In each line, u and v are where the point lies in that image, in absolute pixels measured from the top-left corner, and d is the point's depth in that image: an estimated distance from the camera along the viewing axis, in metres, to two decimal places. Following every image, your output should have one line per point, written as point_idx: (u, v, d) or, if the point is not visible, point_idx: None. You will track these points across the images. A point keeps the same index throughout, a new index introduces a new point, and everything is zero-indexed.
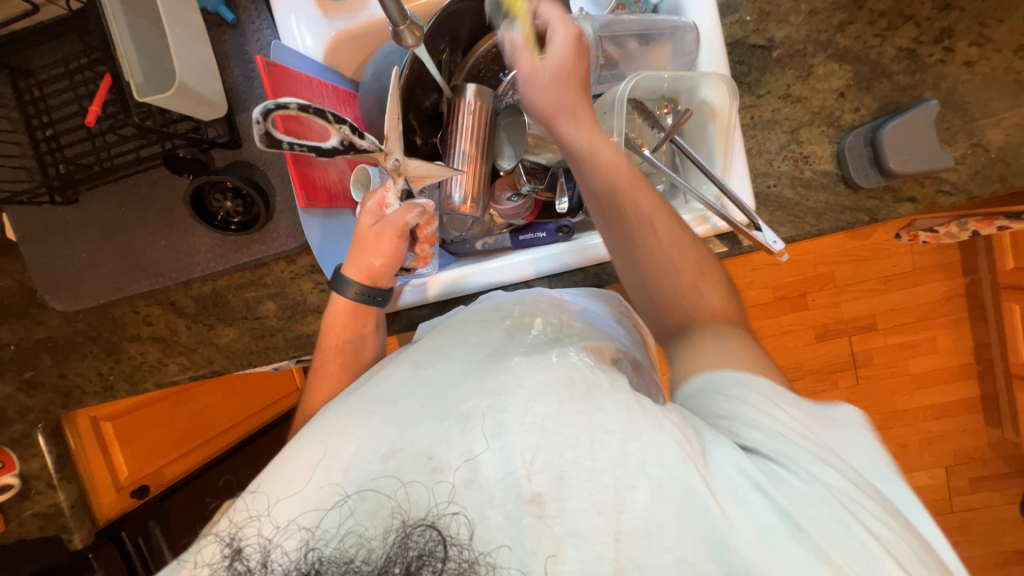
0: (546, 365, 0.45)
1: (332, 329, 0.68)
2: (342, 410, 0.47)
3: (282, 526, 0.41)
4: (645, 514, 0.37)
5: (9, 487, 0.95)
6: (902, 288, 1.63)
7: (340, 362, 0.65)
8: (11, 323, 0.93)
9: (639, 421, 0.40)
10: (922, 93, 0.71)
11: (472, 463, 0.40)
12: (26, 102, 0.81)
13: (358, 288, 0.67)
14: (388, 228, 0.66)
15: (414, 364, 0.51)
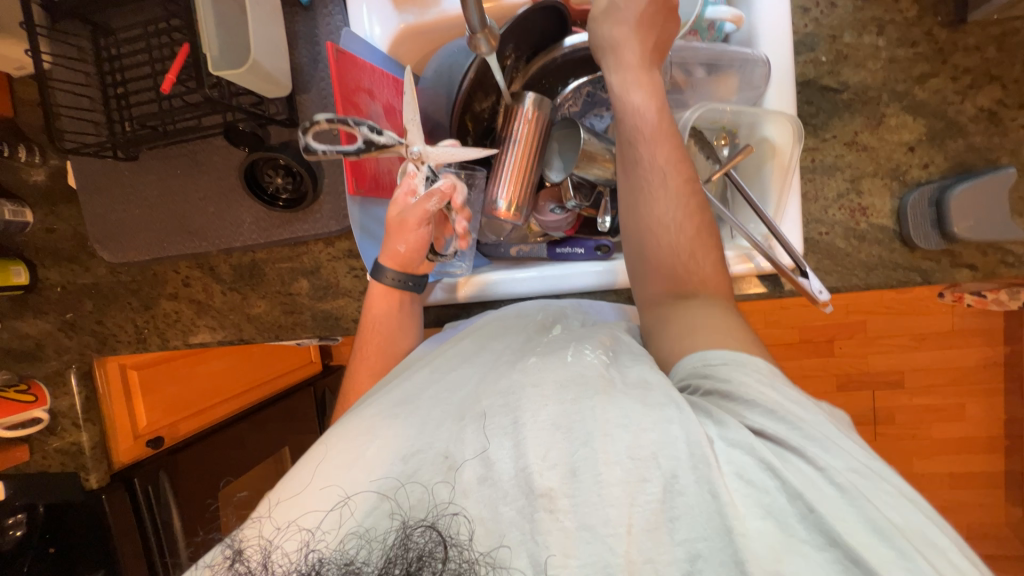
0: (559, 365, 0.53)
1: (371, 310, 0.74)
2: (366, 413, 0.54)
3: (283, 529, 0.46)
4: (654, 506, 0.42)
5: (38, 420, 0.99)
6: (937, 349, 1.57)
7: (376, 345, 0.72)
8: (62, 265, 0.97)
9: (648, 416, 0.45)
10: (999, 158, 0.68)
11: (485, 461, 0.46)
12: (103, 59, 0.85)
13: (393, 274, 0.72)
14: (409, 218, 0.69)
15: (433, 370, 0.60)
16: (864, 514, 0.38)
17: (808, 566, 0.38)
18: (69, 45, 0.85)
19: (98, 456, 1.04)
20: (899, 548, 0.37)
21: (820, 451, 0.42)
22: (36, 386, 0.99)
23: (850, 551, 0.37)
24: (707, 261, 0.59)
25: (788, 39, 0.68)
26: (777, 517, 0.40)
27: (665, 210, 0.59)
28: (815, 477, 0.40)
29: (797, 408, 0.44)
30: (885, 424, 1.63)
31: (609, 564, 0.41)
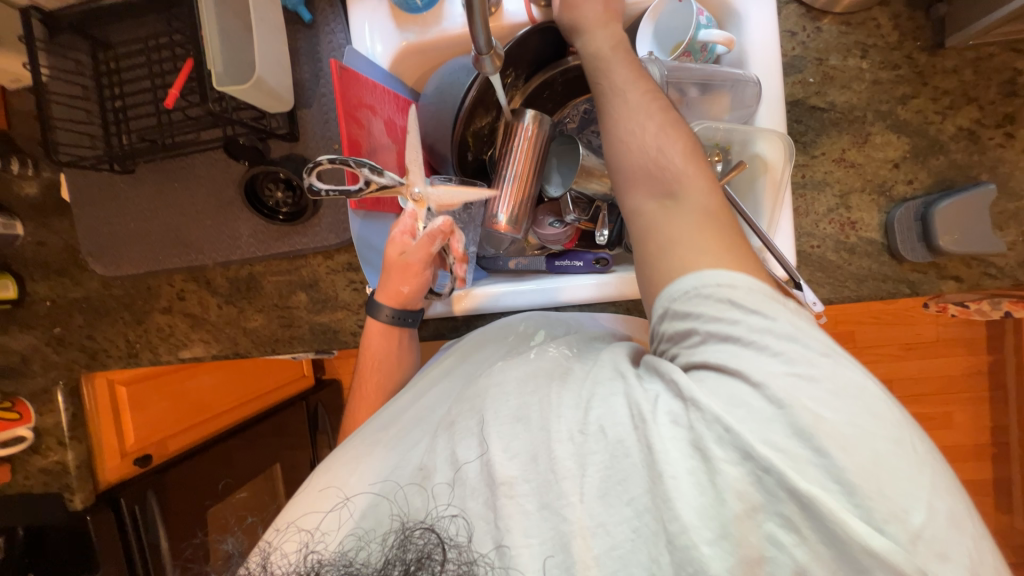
0: (525, 361, 0.55)
1: (369, 340, 0.74)
2: (354, 438, 0.56)
3: (283, 531, 0.49)
4: (606, 472, 0.43)
5: (23, 439, 0.97)
6: (924, 358, 1.60)
7: (375, 368, 0.73)
8: (52, 279, 0.95)
9: (601, 391, 0.47)
10: (979, 174, 0.71)
11: (453, 460, 0.47)
12: (102, 73, 0.85)
13: (390, 311, 0.73)
14: (410, 262, 0.70)
15: (414, 395, 0.63)
16: (809, 443, 0.39)
17: (730, 488, 0.40)
18: (66, 58, 0.85)
19: (83, 473, 1.01)
20: (829, 467, 0.38)
21: (773, 368, 0.41)
22: (21, 404, 0.97)
23: (773, 472, 0.38)
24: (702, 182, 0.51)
25: (776, 61, 0.72)
26: (702, 453, 0.41)
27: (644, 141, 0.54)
28: (758, 407, 0.40)
29: (777, 340, 0.42)
30: None
31: (564, 534, 0.43)
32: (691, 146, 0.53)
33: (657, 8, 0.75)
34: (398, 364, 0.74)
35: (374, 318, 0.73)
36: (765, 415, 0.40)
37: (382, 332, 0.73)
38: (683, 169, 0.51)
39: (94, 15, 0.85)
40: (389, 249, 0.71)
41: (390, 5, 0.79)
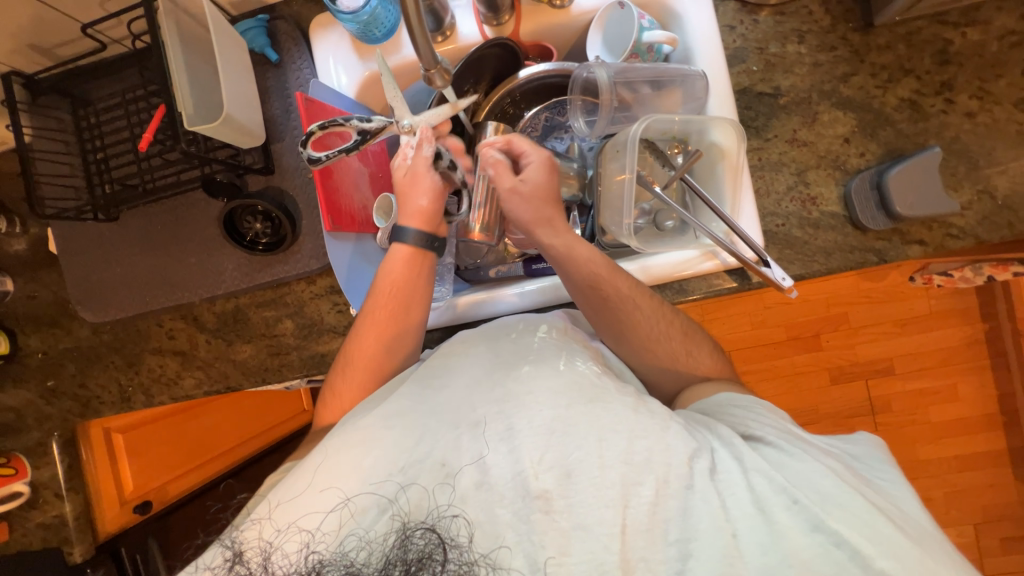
0: (555, 372, 0.54)
1: (388, 274, 0.70)
2: (361, 422, 0.52)
3: (283, 530, 0.47)
4: (649, 507, 0.45)
5: (19, 495, 0.96)
6: (918, 332, 1.60)
7: (389, 309, 0.69)
8: (43, 331, 0.96)
9: (644, 423, 0.49)
10: (926, 141, 0.74)
11: (481, 467, 0.48)
12: (83, 128, 0.88)
13: (420, 233, 0.71)
14: (421, 170, 0.71)
15: (428, 386, 0.56)
16: (844, 496, 0.45)
17: (790, 547, 0.44)
18: (47, 117, 0.89)
19: (82, 527, 1.00)
20: (883, 532, 0.43)
21: (814, 455, 0.50)
22: (18, 460, 0.97)
23: (833, 534, 0.43)
24: (703, 351, 0.67)
25: (720, 53, 0.75)
26: (764, 511, 0.45)
27: (650, 324, 0.65)
28: (809, 475, 0.47)
29: (806, 437, 0.53)
30: (884, 413, 1.62)
31: (603, 561, 0.44)
32: (610, 265, 0.66)
33: (603, 18, 0.80)
34: (409, 305, 0.69)
35: (397, 242, 0.71)
36: (806, 475, 0.47)
37: (403, 262, 0.70)
38: (631, 295, 0.65)
39: (74, 75, 0.89)
40: (401, 177, 0.73)
41: (352, 38, 0.83)
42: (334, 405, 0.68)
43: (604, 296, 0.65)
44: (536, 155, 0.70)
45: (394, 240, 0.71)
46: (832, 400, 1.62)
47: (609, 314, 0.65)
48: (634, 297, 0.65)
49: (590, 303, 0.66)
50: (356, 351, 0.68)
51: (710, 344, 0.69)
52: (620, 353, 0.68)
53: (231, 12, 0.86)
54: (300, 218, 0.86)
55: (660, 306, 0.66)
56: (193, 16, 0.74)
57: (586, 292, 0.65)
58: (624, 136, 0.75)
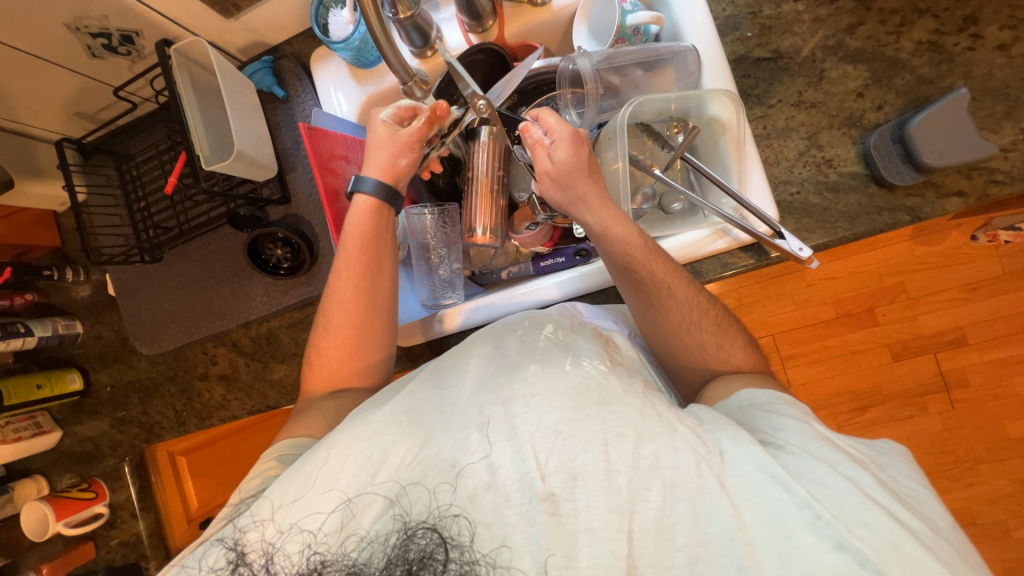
0: (561, 375, 0.51)
1: (355, 227, 0.74)
2: (371, 419, 0.52)
3: (284, 531, 0.48)
4: (657, 515, 0.45)
5: (99, 516, 1.07)
6: (990, 296, 1.44)
7: (362, 265, 0.73)
8: (109, 366, 1.07)
9: (652, 427, 0.48)
10: (952, 83, 0.68)
11: (490, 466, 0.47)
12: (127, 181, 0.98)
13: (380, 184, 0.74)
14: (409, 139, 0.74)
15: (438, 382, 0.56)
16: (870, 515, 0.43)
17: (813, 562, 0.42)
18: (98, 175, 0.99)
19: (155, 543, 1.11)
20: (906, 553, 0.42)
21: (842, 467, 0.47)
22: (97, 483, 1.09)
23: (859, 553, 0.41)
24: (737, 347, 0.64)
25: (709, 26, 0.72)
26: (786, 526, 0.43)
27: (681, 311, 0.65)
28: (836, 490, 0.44)
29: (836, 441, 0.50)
30: (960, 389, 1.47)
31: (611, 565, 0.44)
32: (647, 242, 0.65)
33: (585, 8, 0.79)
34: (379, 257, 0.74)
35: (360, 192, 0.74)
36: (838, 489, 0.44)
37: (366, 214, 0.74)
38: (664, 276, 0.65)
39: (115, 135, 0.99)
40: (384, 127, 0.75)
41: (348, 65, 0.87)
42: (323, 364, 0.72)
43: (638, 277, 0.65)
44: (560, 127, 0.67)
45: (356, 190, 0.75)
46: (896, 378, 1.48)
47: (644, 297, 0.66)
48: (668, 279, 0.65)
49: (623, 282, 0.67)
50: (338, 306, 0.72)
51: (743, 338, 0.65)
52: (649, 336, 0.68)
53: (240, 58, 0.93)
54: (318, 241, 0.91)
55: (693, 292, 0.65)
56: (203, 67, 0.82)
57: (621, 271, 0.66)
58: (614, 123, 0.73)
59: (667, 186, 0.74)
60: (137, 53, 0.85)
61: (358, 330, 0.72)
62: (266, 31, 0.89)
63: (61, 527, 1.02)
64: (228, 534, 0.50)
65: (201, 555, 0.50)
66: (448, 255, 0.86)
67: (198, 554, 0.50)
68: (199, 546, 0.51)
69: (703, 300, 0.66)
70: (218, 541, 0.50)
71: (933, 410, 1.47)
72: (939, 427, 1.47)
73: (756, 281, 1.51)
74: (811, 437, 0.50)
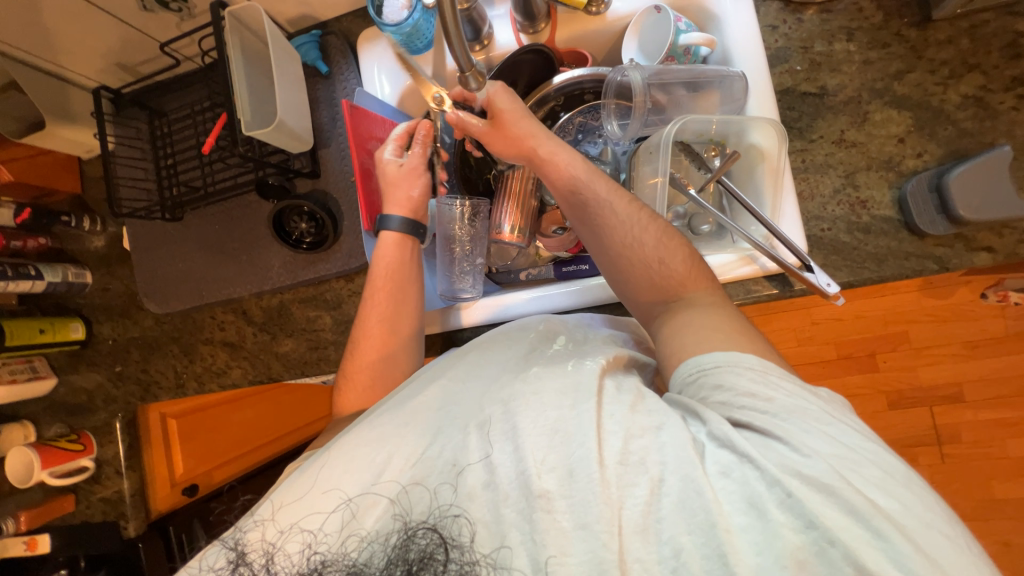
0: (562, 373, 0.52)
1: (382, 261, 0.76)
2: (375, 421, 0.52)
3: (284, 531, 0.48)
4: (643, 506, 0.43)
5: (84, 469, 1.05)
6: (993, 355, 1.45)
7: (388, 290, 0.75)
8: (114, 320, 1.06)
9: (641, 421, 0.47)
10: (993, 140, 0.68)
11: (489, 466, 0.47)
12: (157, 136, 0.98)
13: (403, 220, 0.78)
14: (417, 168, 0.80)
15: (447, 380, 0.55)
16: (844, 503, 0.40)
17: (784, 545, 0.40)
18: (129, 127, 0.99)
19: (138, 502, 1.07)
20: (875, 531, 0.39)
21: (805, 437, 0.43)
22: (85, 436, 1.06)
23: (827, 531, 0.39)
24: (679, 258, 0.61)
25: (761, 55, 0.73)
26: (760, 509, 0.41)
27: (625, 228, 0.63)
28: (799, 463, 0.42)
29: (788, 403, 0.46)
30: (952, 444, 1.47)
31: (603, 559, 0.42)
32: (591, 170, 0.67)
33: (639, 22, 0.80)
34: (404, 283, 0.76)
35: (386, 229, 0.77)
36: (799, 471, 0.41)
37: (395, 246, 0.77)
38: (613, 207, 0.64)
39: (152, 90, 0.99)
40: (391, 163, 0.79)
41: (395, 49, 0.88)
42: (350, 386, 0.71)
43: (586, 205, 0.66)
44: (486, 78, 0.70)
45: (381, 227, 0.77)
46: (890, 426, 1.49)
47: (593, 231, 0.66)
48: (617, 210, 0.64)
49: (573, 212, 0.68)
50: (363, 334, 0.74)
51: (686, 250, 0.62)
52: (603, 266, 0.66)
53: (288, 29, 0.94)
54: (342, 220, 0.91)
55: (640, 218, 0.63)
56: (253, 32, 0.82)
57: (567, 198, 0.68)
58: (657, 138, 0.74)
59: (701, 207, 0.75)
60: (187, 11, 0.85)
61: (384, 352, 0.73)
62: (318, 6, 0.89)
63: (45, 476, 1.01)
64: (229, 536, 0.50)
65: (204, 556, 0.50)
66: (473, 250, 0.86)
67: (199, 556, 0.50)
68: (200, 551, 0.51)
69: (654, 229, 0.63)
70: (220, 542, 0.50)
71: (923, 462, 1.48)
72: (927, 480, 1.47)
73: (763, 313, 1.51)
74: (770, 411, 0.46)
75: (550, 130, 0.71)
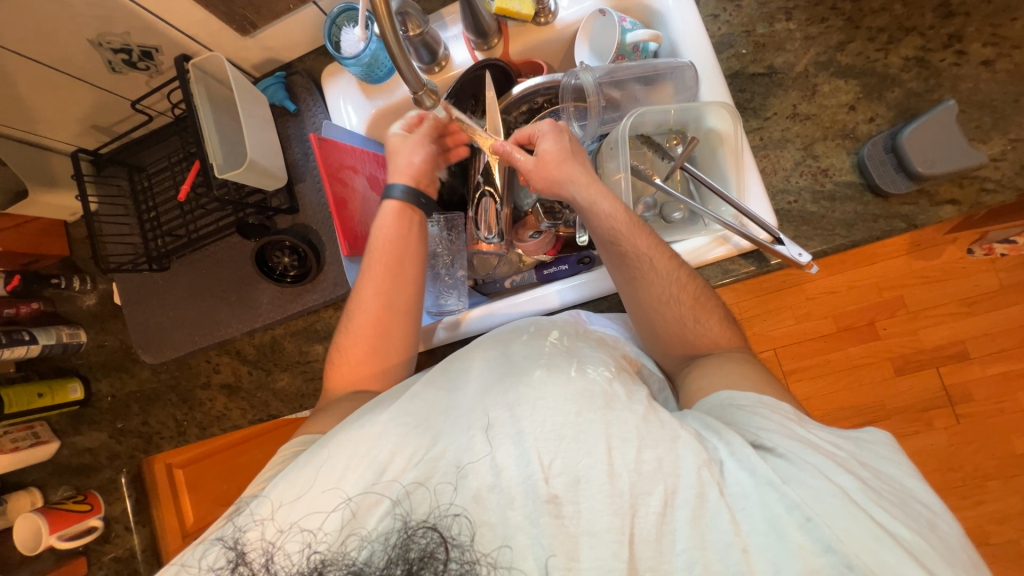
0: (565, 378, 0.51)
1: (381, 230, 0.76)
2: (378, 417, 0.51)
3: (284, 531, 0.48)
4: (657, 525, 0.43)
5: (93, 529, 1.05)
6: (990, 310, 1.45)
7: (387, 264, 0.74)
8: (111, 376, 1.07)
9: (655, 433, 0.47)
10: (940, 96, 0.70)
11: (493, 467, 0.47)
12: (138, 191, 1.00)
13: (405, 188, 0.79)
14: (420, 137, 0.81)
15: (450, 388, 0.55)
16: (857, 520, 0.40)
17: (802, 564, 0.40)
18: (110, 185, 1.01)
19: (150, 558, 1.10)
20: (895, 557, 0.39)
21: (829, 470, 0.44)
22: (92, 495, 1.07)
23: (846, 555, 0.39)
24: (713, 318, 0.65)
25: (706, 43, 0.76)
26: (778, 529, 0.42)
27: (663, 283, 0.65)
28: (822, 491, 0.42)
29: (817, 442, 0.47)
30: (964, 404, 1.46)
31: (612, 568, 0.43)
32: (632, 218, 0.66)
33: (586, 27, 0.82)
34: (403, 258, 0.75)
35: (388, 198, 0.78)
36: (826, 497, 0.42)
37: (394, 215, 0.77)
38: (647, 251, 0.65)
39: (129, 147, 1.02)
40: (396, 136, 0.81)
41: (358, 80, 0.91)
42: (345, 361, 0.72)
43: (622, 251, 0.65)
44: (543, 123, 0.73)
45: (384, 197, 0.78)
46: (899, 392, 1.48)
47: (626, 272, 0.66)
48: (650, 254, 0.65)
49: (609, 257, 0.67)
50: (360, 306, 0.74)
51: (720, 311, 0.66)
52: (629, 309, 0.68)
53: (254, 74, 0.97)
54: (324, 250, 0.92)
55: (674, 267, 0.65)
56: (219, 81, 0.85)
57: (607, 246, 0.67)
58: (616, 133, 0.76)
59: (669, 195, 0.76)
60: (156, 69, 0.89)
61: (379, 329, 0.72)
62: (280, 49, 0.92)
63: (54, 541, 1.00)
64: (228, 533, 0.50)
65: (199, 554, 0.50)
66: (454, 263, 0.89)
67: (198, 553, 0.50)
68: (198, 544, 0.51)
69: (681, 275, 0.65)
70: (218, 540, 0.50)
71: (938, 425, 1.46)
72: (945, 443, 1.46)
73: (756, 295, 1.52)
74: (801, 444, 0.46)
75: (591, 173, 0.70)
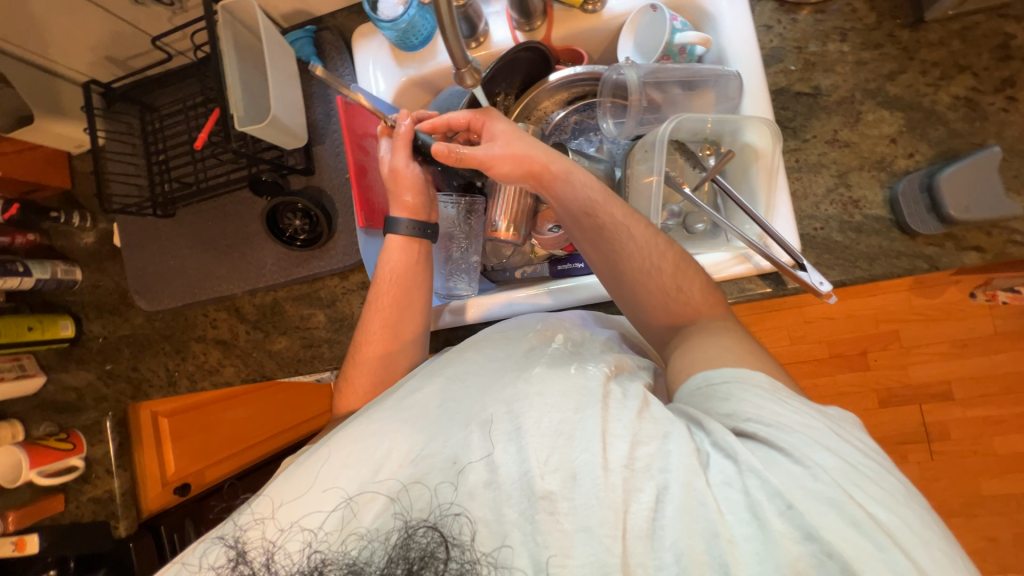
0: (568, 377, 0.51)
1: (388, 265, 0.75)
2: (374, 415, 0.52)
3: (285, 530, 0.48)
4: (647, 513, 0.43)
5: (74, 468, 1.04)
6: (980, 355, 1.47)
7: (393, 295, 0.74)
8: (104, 318, 1.04)
9: (647, 429, 0.46)
10: (983, 141, 0.69)
11: (490, 465, 0.46)
12: (148, 132, 0.96)
13: (408, 224, 0.75)
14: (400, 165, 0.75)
15: (447, 378, 0.55)
16: (846, 514, 0.39)
17: (786, 556, 0.39)
18: (120, 122, 0.97)
19: (128, 503, 1.07)
20: (880, 546, 0.38)
21: (809, 450, 0.43)
22: (75, 434, 1.06)
23: (827, 545, 0.39)
24: (695, 285, 0.63)
25: (756, 54, 0.73)
26: (760, 520, 0.41)
27: (642, 253, 0.63)
28: (804, 479, 0.41)
29: (793, 419, 0.46)
30: (941, 442, 1.49)
31: (606, 563, 0.42)
32: (605, 190, 0.67)
33: (634, 22, 0.79)
34: (410, 290, 0.74)
35: (392, 233, 0.75)
36: (815, 495, 0.40)
37: (402, 251, 0.75)
38: (623, 221, 0.65)
39: (143, 85, 0.98)
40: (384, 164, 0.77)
41: (391, 46, 0.87)
42: (352, 390, 0.72)
43: (599, 221, 0.66)
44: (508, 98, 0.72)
45: (387, 230, 0.75)
46: (881, 424, 1.51)
47: (603, 242, 0.65)
48: (626, 224, 0.65)
49: (585, 233, 0.67)
50: (366, 337, 0.73)
51: (702, 277, 0.64)
52: (614, 288, 0.67)
53: (283, 24, 0.93)
54: (337, 217, 0.90)
55: (652, 236, 0.64)
56: (247, 27, 0.82)
57: (582, 220, 0.67)
58: (652, 136, 0.74)
59: (695, 206, 0.75)
60: (180, 5, 0.84)
61: (383, 356, 0.72)
62: (312, 1, 0.88)
63: (33, 476, 1.00)
64: (228, 531, 0.50)
65: (200, 554, 0.50)
66: (469, 248, 0.88)
67: (199, 551, 0.50)
68: (199, 543, 0.51)
69: (661, 245, 0.64)
70: (218, 539, 0.50)
71: (912, 460, 1.50)
72: (916, 476, 1.49)
73: (757, 313, 1.52)
74: (776, 425, 0.45)
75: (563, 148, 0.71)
